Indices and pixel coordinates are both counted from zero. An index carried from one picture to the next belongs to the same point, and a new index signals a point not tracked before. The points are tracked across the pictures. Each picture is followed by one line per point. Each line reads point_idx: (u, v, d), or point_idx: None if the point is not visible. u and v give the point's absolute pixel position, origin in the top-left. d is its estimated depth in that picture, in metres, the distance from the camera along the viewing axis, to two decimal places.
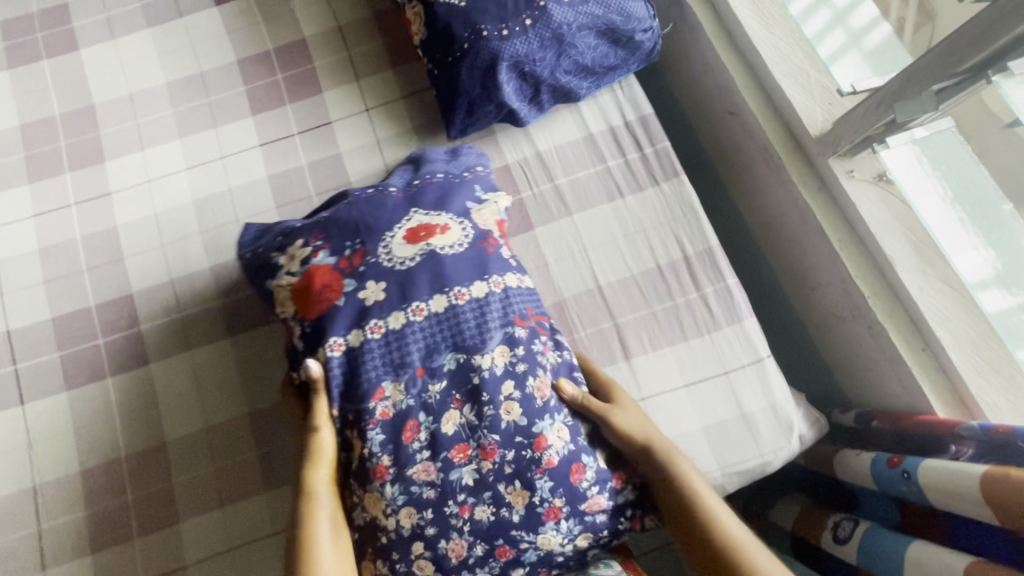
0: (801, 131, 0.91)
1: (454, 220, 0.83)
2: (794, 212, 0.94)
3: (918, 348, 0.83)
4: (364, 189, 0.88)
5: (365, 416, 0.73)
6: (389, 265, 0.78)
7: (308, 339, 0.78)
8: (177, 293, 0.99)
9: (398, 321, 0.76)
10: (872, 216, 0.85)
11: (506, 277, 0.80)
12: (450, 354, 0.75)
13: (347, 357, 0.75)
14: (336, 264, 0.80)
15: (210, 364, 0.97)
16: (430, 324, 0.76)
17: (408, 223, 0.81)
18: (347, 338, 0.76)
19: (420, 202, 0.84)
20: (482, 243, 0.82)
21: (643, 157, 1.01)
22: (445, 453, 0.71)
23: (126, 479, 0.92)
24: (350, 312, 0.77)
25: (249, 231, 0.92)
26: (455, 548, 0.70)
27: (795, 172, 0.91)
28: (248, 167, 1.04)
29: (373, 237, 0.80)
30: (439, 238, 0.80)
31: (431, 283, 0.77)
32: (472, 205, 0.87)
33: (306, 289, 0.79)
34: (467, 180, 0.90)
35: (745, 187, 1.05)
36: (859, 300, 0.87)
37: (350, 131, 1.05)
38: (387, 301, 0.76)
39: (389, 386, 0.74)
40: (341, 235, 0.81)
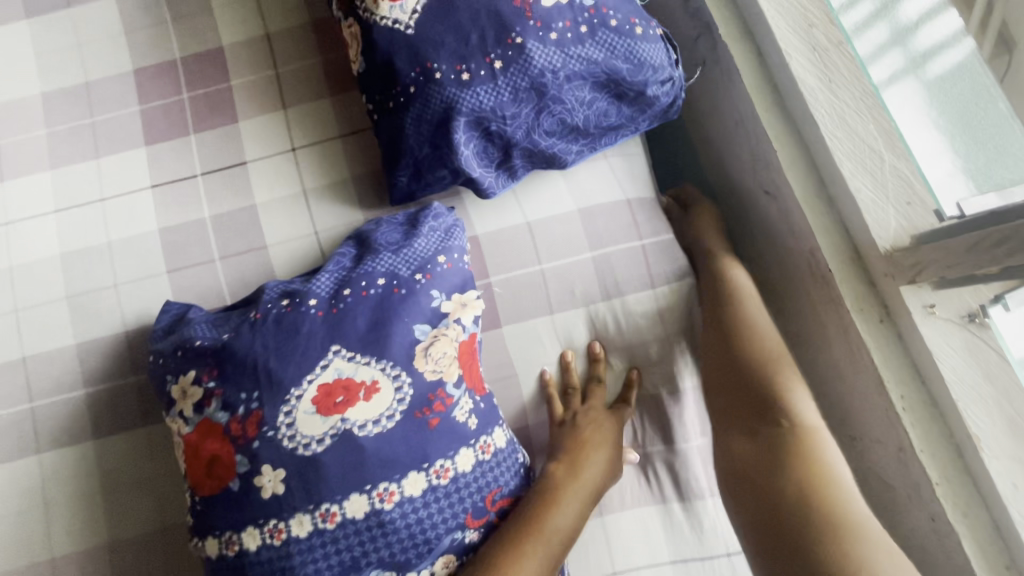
0: (864, 240, 0.66)
1: (387, 371, 0.56)
2: (840, 343, 0.70)
3: (1001, 567, 0.60)
4: (279, 293, 0.61)
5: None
6: (288, 449, 0.52)
7: (197, 520, 0.56)
8: (28, 377, 0.76)
9: (301, 526, 0.52)
10: (955, 374, 0.61)
11: (456, 459, 0.56)
12: (373, 569, 0.53)
13: (234, 562, 0.53)
14: (226, 426, 0.55)
15: (60, 478, 0.73)
16: (344, 533, 0.52)
17: (321, 374, 0.55)
18: (240, 536, 0.53)
19: (344, 334, 0.56)
20: (422, 410, 0.55)
21: (654, 247, 0.76)
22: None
23: None
24: (243, 505, 0.53)
25: (165, 317, 0.71)
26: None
27: (850, 294, 0.67)
28: (135, 214, 0.80)
29: (273, 396, 0.54)
30: (361, 409, 0.54)
31: (343, 477, 0.52)
32: (419, 331, 0.58)
33: (196, 453, 0.56)
34: (420, 287, 0.61)
35: (775, 287, 0.81)
36: (921, 483, 0.64)
37: (268, 177, 0.81)
38: (286, 497, 0.52)
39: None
40: (231, 385, 0.56)
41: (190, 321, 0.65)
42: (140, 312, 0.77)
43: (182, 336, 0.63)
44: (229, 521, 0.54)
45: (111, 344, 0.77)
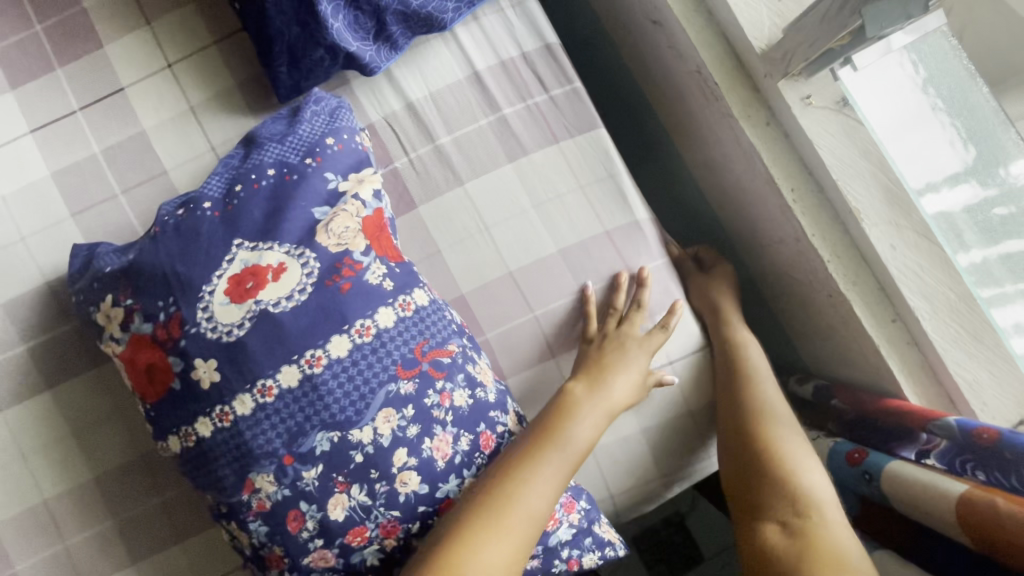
0: (743, 45, 0.67)
1: (292, 253, 0.58)
2: (737, 155, 0.73)
3: (888, 319, 0.68)
4: (174, 203, 0.62)
5: (238, 512, 0.57)
6: (212, 339, 0.55)
7: (155, 426, 0.60)
8: None
9: (244, 406, 0.55)
10: (834, 156, 0.65)
11: (377, 317, 0.58)
12: (319, 432, 0.55)
13: (197, 450, 0.57)
14: (152, 334, 0.57)
15: (27, 428, 0.76)
16: (284, 402, 0.55)
17: (229, 267, 0.57)
18: (195, 427, 0.57)
19: (243, 227, 0.58)
20: (332, 278, 0.58)
21: (550, 100, 0.77)
22: (340, 539, 0.56)
23: None
24: (188, 400, 0.57)
25: (75, 260, 0.69)
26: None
27: (737, 102, 0.69)
28: (20, 163, 0.77)
29: (189, 295, 0.56)
30: (272, 289, 0.56)
31: (270, 352, 0.55)
32: (318, 213, 0.61)
33: (134, 367, 0.59)
34: (312, 171, 0.62)
35: (678, 120, 0.83)
36: (817, 264, 0.70)
37: (150, 98, 0.78)
38: (223, 383, 0.55)
39: (256, 476, 0.56)
40: (150, 295, 0.58)
41: (100, 254, 0.65)
42: (57, 260, 0.77)
43: (92, 272, 0.64)
44: (183, 418, 0.57)
45: (37, 295, 0.76)
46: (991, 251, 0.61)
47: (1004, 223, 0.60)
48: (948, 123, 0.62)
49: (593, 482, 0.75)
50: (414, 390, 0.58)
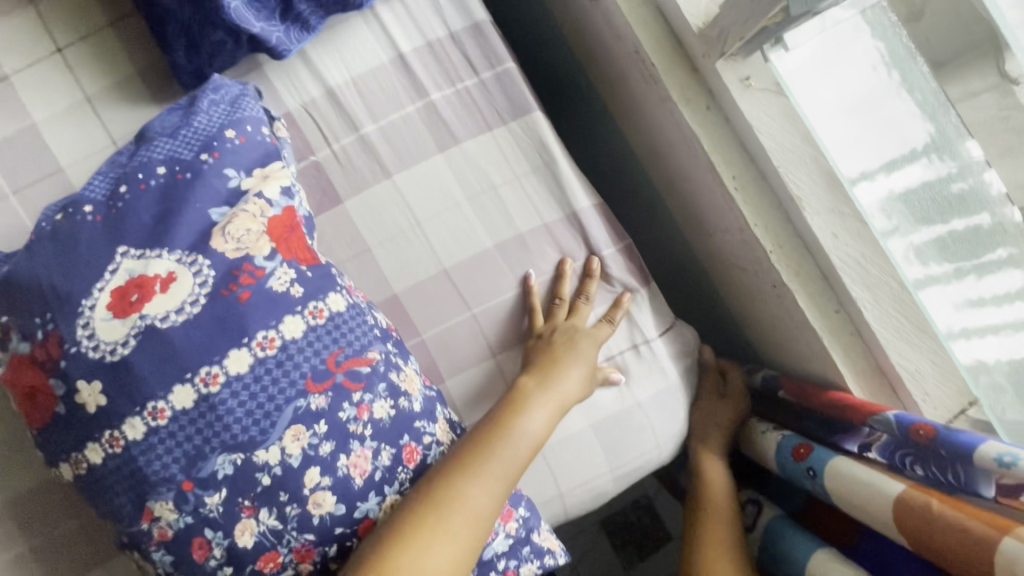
0: (680, 22, 0.63)
1: (183, 261, 0.53)
2: (678, 141, 0.70)
3: (832, 310, 0.65)
4: (54, 207, 0.56)
5: (140, 542, 0.53)
6: (95, 359, 0.50)
7: (46, 452, 0.55)
8: None
9: (135, 430, 0.51)
10: (774, 142, 0.61)
11: (282, 327, 0.54)
12: (220, 455, 0.51)
13: (89, 478, 0.53)
14: (30, 355, 0.52)
15: None
16: (179, 424, 0.51)
17: (113, 278, 0.51)
18: (85, 454, 0.52)
19: (128, 234, 0.53)
20: (229, 287, 0.53)
21: (481, 83, 0.71)
22: (251, 566, 0.53)
23: None
24: (74, 425, 0.52)
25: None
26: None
27: (675, 84, 0.65)
28: None
29: (68, 311, 0.51)
30: (160, 302, 0.51)
31: (160, 371, 0.50)
32: (216, 214, 0.55)
33: (14, 390, 0.53)
34: (208, 168, 0.57)
35: (622, 103, 0.79)
36: (760, 254, 0.67)
37: (39, 86, 0.71)
38: (111, 406, 0.50)
39: (154, 504, 0.51)
40: (25, 311, 0.52)
41: None
42: None
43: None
44: (71, 444, 0.52)
45: None
46: (929, 234, 0.59)
47: (942, 205, 0.59)
48: (898, 105, 0.59)
49: (538, 485, 0.72)
50: (326, 405, 0.54)
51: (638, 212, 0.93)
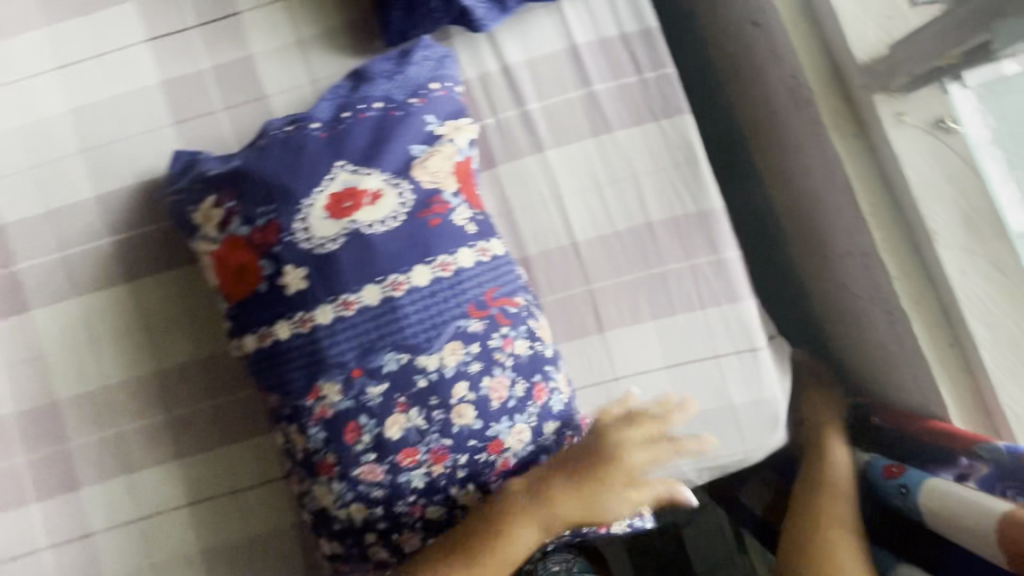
0: (844, 56, 0.69)
1: (389, 182, 0.61)
2: (818, 164, 0.75)
3: (945, 344, 0.69)
4: (282, 121, 0.65)
5: (300, 415, 0.60)
6: (305, 249, 0.58)
7: (234, 323, 0.63)
8: (61, 229, 0.81)
9: (325, 315, 0.58)
10: (919, 176, 0.66)
11: (457, 255, 0.61)
12: (389, 352, 0.58)
13: (271, 351, 0.61)
14: (248, 237, 0.61)
15: (104, 316, 0.81)
16: (361, 318, 0.58)
17: (330, 185, 0.60)
18: (274, 329, 0.60)
19: (346, 151, 0.61)
20: (423, 212, 0.61)
21: (642, 83, 0.79)
22: (392, 457, 0.59)
23: (16, 440, 0.80)
24: (271, 302, 0.60)
25: (176, 164, 0.74)
26: (406, 539, 0.62)
27: (829, 111, 0.70)
28: (135, 69, 0.82)
29: (287, 205, 0.59)
30: (368, 212, 0.59)
31: (357, 269, 0.58)
32: (415, 149, 0.63)
33: (226, 264, 0.62)
34: (415, 110, 0.65)
35: (761, 124, 0.85)
36: (883, 280, 0.71)
37: (263, 24, 0.82)
38: (309, 291, 0.58)
39: (323, 383, 0.59)
40: (250, 199, 0.61)
41: (203, 159, 0.69)
42: (155, 164, 0.81)
43: (196, 173, 0.68)
44: (264, 319, 0.61)
45: (132, 194, 0.81)
46: None
47: None
48: None
49: None
50: (480, 332, 0.61)
51: (748, 231, 0.98)
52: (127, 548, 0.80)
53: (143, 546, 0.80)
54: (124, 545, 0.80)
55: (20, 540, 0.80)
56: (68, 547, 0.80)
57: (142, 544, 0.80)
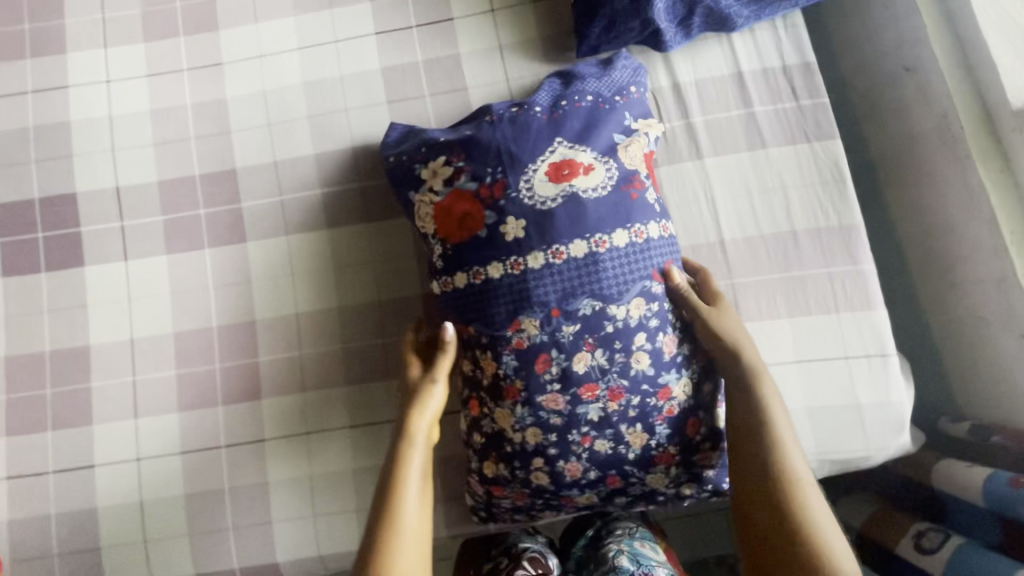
0: (997, 101, 0.78)
1: (599, 159, 0.72)
2: (958, 196, 0.83)
3: None
4: (507, 105, 0.79)
5: (497, 343, 0.71)
6: (528, 204, 0.70)
7: (446, 263, 0.75)
8: (280, 178, 0.97)
9: (536, 261, 0.69)
10: None
11: (648, 227, 0.72)
12: (586, 298, 0.69)
13: (481, 287, 0.72)
14: (476, 191, 0.73)
15: (305, 255, 0.95)
16: (567, 267, 0.69)
17: (550, 156, 0.72)
18: (486, 269, 0.72)
19: (564, 131, 0.74)
20: (626, 187, 0.72)
21: (799, 108, 0.89)
22: (574, 389, 0.69)
23: (216, 348, 0.94)
24: (489, 246, 0.71)
25: (393, 133, 0.89)
26: (571, 468, 0.72)
27: (977, 148, 0.79)
28: (361, 55, 0.99)
29: (515, 168, 0.72)
30: (583, 180, 0.71)
31: (570, 225, 0.69)
32: (618, 137, 0.75)
33: (449, 212, 0.74)
34: (618, 106, 0.78)
35: (897, 158, 0.93)
36: (1017, 304, 0.77)
37: (472, 31, 0.98)
38: (526, 239, 0.70)
39: (525, 317, 0.70)
40: (481, 161, 0.74)
41: (427, 131, 0.84)
42: (366, 134, 0.97)
43: (423, 139, 0.82)
44: (479, 259, 0.72)
45: (344, 157, 0.96)
46: None
47: None
48: None
49: None
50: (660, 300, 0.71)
51: None
52: (294, 454, 0.92)
53: (308, 456, 0.92)
54: (292, 452, 0.92)
55: (206, 434, 0.93)
56: (244, 446, 0.92)
57: (306, 454, 0.92)
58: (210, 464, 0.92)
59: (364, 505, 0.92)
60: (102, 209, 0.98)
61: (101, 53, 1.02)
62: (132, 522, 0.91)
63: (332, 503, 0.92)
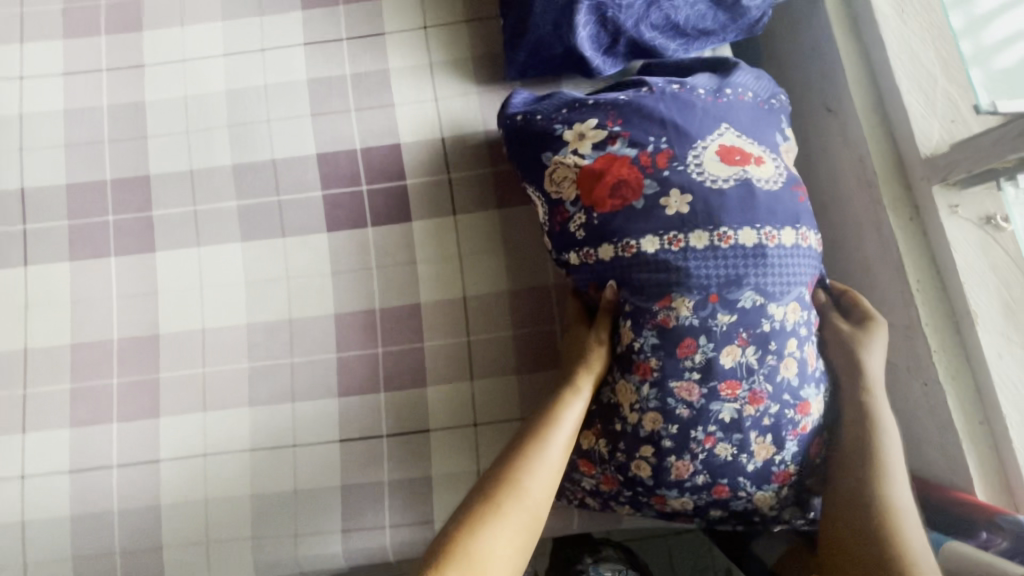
0: (909, 149, 0.78)
1: (766, 153, 0.71)
2: (872, 239, 0.83)
3: (976, 421, 0.74)
4: (664, 80, 0.75)
5: (642, 315, 0.68)
6: (697, 178, 0.67)
7: (588, 231, 0.70)
8: (196, 187, 0.93)
9: (699, 240, 0.66)
10: (966, 262, 0.74)
11: (812, 233, 0.71)
12: (749, 291, 0.66)
13: (631, 259, 0.68)
14: (635, 157, 0.69)
15: (217, 269, 0.92)
16: (733, 252, 0.66)
17: (720, 138, 0.70)
18: (639, 241, 0.67)
19: (733, 118, 0.72)
20: (794, 186, 0.71)
21: None
22: (713, 382, 0.66)
23: (116, 361, 0.90)
24: (643, 216, 0.67)
25: (521, 98, 0.84)
26: (679, 466, 0.69)
27: (889, 194, 0.79)
28: (287, 65, 0.96)
29: (684, 143, 0.69)
30: (757, 168, 0.69)
31: (742, 209, 0.66)
32: (778, 139, 0.74)
33: (600, 176, 0.70)
34: (775, 110, 0.77)
35: (821, 198, 0.94)
36: (922, 352, 0.78)
37: (402, 47, 0.96)
38: (690, 215, 0.66)
39: (677, 295, 0.66)
40: (676, 139, 0.69)
41: (564, 95, 0.80)
42: (288, 145, 0.94)
43: (564, 101, 0.78)
44: (632, 231, 0.67)
45: (263, 168, 0.93)
46: None
47: None
48: None
49: None
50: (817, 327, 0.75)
51: None
52: (190, 478, 0.87)
53: (203, 481, 0.87)
54: (187, 475, 0.87)
55: (98, 452, 0.88)
56: (137, 466, 0.88)
57: (203, 478, 0.87)
58: (101, 484, 0.87)
59: (263, 532, 0.86)
60: (3, 211, 0.93)
61: (15, 48, 0.98)
62: (13, 542, 0.86)
63: (228, 529, 0.86)
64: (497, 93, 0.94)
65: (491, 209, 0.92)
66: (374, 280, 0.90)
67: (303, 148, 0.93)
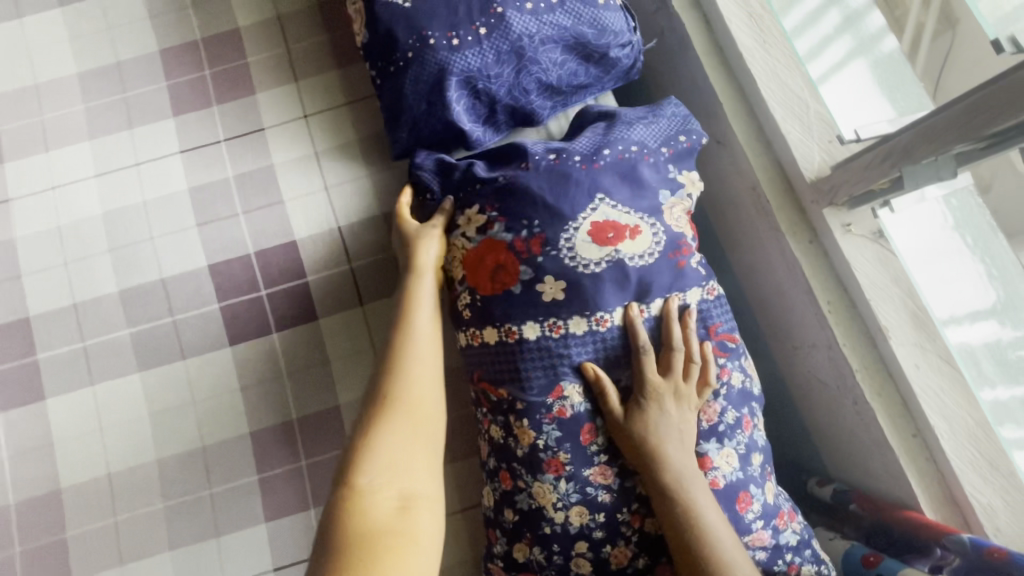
0: (795, 175, 0.79)
1: (644, 220, 0.70)
2: (780, 264, 0.83)
3: (909, 434, 0.73)
4: (543, 146, 0.73)
5: (538, 411, 0.67)
6: (570, 265, 0.67)
7: (478, 315, 0.70)
8: (82, 321, 0.87)
9: (579, 326, 0.68)
10: (868, 279, 0.73)
11: (688, 296, 0.71)
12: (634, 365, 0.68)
13: (515, 346, 0.68)
14: (511, 243, 0.69)
15: (115, 405, 0.85)
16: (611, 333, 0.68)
17: (593, 213, 0.68)
18: (522, 327, 0.68)
19: (609, 187, 0.70)
20: (674, 253, 0.70)
21: None
22: (622, 460, 0.68)
23: (15, 529, 0.82)
24: (526, 305, 0.68)
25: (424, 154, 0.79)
26: (616, 553, 0.69)
27: (785, 220, 0.80)
28: (166, 175, 0.91)
29: (557, 227, 0.68)
30: (631, 245, 0.68)
31: (615, 293, 0.68)
32: (664, 196, 0.73)
33: (481, 260, 0.70)
34: (664, 159, 0.75)
35: (728, 225, 0.94)
36: (846, 372, 0.77)
37: (284, 139, 0.93)
38: (567, 303, 0.67)
39: (567, 384, 0.67)
40: (554, 225, 0.68)
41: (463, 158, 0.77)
42: (176, 261, 0.88)
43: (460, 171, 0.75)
44: (516, 317, 0.68)
45: (154, 289, 0.88)
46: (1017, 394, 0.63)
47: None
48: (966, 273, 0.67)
49: None
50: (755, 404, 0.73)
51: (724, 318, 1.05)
52: None
53: None
54: None
55: None
56: None
57: None
58: None
59: None
60: None
61: None
62: None
63: None
64: (390, 172, 0.91)
65: (397, 292, 0.88)
66: (287, 389, 0.85)
67: (194, 261, 0.88)
